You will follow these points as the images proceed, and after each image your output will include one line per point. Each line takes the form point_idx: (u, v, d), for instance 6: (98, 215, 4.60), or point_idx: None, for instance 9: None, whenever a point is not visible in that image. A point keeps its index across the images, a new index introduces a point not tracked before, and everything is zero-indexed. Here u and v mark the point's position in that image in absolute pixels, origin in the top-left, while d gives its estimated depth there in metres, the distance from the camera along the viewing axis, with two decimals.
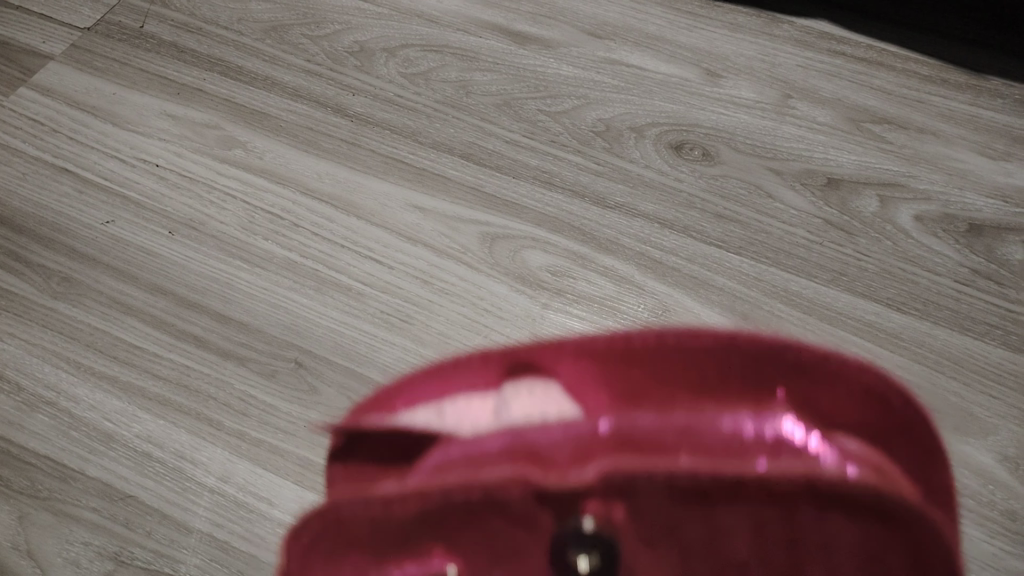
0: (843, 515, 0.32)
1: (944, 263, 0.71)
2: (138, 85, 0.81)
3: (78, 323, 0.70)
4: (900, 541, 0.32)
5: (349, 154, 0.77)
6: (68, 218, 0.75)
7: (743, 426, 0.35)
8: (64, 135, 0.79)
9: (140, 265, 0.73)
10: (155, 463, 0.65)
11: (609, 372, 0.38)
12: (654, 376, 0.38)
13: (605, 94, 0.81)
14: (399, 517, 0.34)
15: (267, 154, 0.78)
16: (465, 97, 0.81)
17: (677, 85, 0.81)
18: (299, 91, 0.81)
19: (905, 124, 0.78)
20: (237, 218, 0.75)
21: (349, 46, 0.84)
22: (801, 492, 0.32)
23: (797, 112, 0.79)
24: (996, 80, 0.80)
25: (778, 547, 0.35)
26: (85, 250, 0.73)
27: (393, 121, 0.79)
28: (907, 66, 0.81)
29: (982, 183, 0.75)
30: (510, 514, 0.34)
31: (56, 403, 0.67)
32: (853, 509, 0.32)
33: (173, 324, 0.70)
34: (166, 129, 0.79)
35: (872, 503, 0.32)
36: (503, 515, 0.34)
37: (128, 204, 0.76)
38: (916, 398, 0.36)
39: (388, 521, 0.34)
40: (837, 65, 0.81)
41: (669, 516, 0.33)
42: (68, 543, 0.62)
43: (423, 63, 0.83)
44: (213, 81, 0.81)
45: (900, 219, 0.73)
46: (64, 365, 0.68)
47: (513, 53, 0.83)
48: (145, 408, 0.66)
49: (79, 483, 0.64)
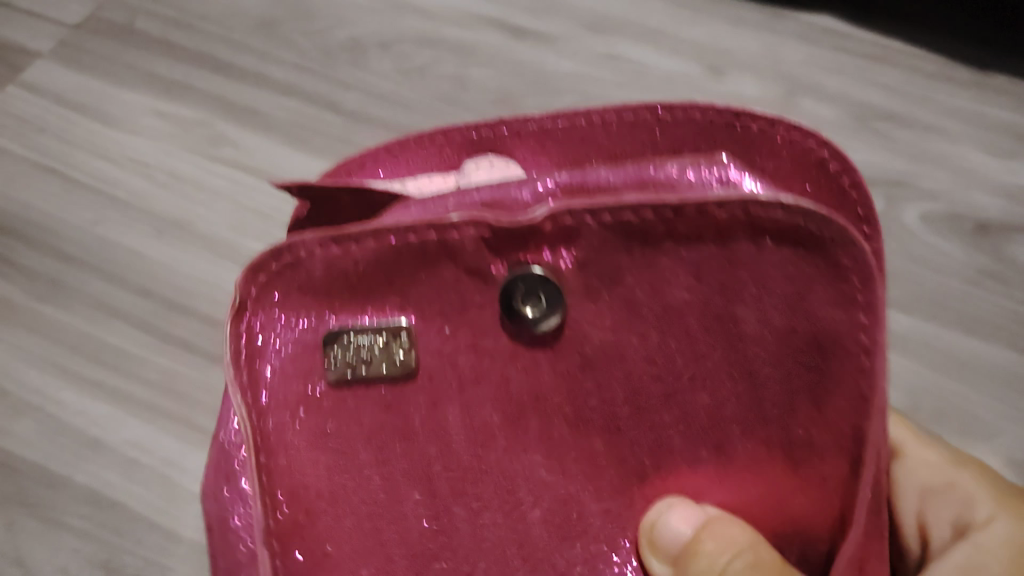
0: (776, 247, 0.31)
1: (951, 263, 0.69)
2: (127, 83, 0.80)
3: (65, 326, 0.68)
4: (830, 298, 0.31)
5: (342, 153, 0.76)
6: (55, 218, 0.73)
7: (684, 175, 0.35)
8: (52, 134, 0.77)
9: (128, 266, 0.71)
10: (144, 469, 0.63)
11: (569, 141, 0.41)
12: (612, 146, 0.40)
13: (604, 91, 0.79)
14: (359, 255, 0.32)
15: (259, 153, 0.76)
16: (461, 94, 0.79)
17: (678, 82, 0.79)
18: (291, 89, 0.79)
19: (910, 121, 0.76)
20: (227, 219, 0.73)
21: (342, 43, 0.82)
22: (737, 219, 0.30)
23: (800, 110, 0.77)
24: (1003, 77, 0.78)
25: (716, 311, 0.32)
26: (73, 252, 0.72)
27: (386, 119, 0.78)
28: (912, 62, 0.79)
29: (989, 182, 0.73)
30: (459, 260, 0.32)
31: (41, 408, 0.65)
32: (789, 241, 0.31)
33: (161, 327, 0.68)
34: (155, 127, 0.77)
35: (807, 237, 0.30)
36: (453, 261, 0.32)
37: (116, 204, 0.74)
38: (849, 161, 0.34)
39: (347, 260, 0.32)
40: (842, 61, 0.79)
41: (612, 260, 0.32)
42: (56, 551, 0.60)
43: (417, 60, 0.81)
44: (203, 78, 0.80)
45: (906, 219, 0.71)
46: (50, 369, 0.67)
47: (511, 49, 0.81)
48: (133, 413, 0.65)
49: (65, 490, 0.62)
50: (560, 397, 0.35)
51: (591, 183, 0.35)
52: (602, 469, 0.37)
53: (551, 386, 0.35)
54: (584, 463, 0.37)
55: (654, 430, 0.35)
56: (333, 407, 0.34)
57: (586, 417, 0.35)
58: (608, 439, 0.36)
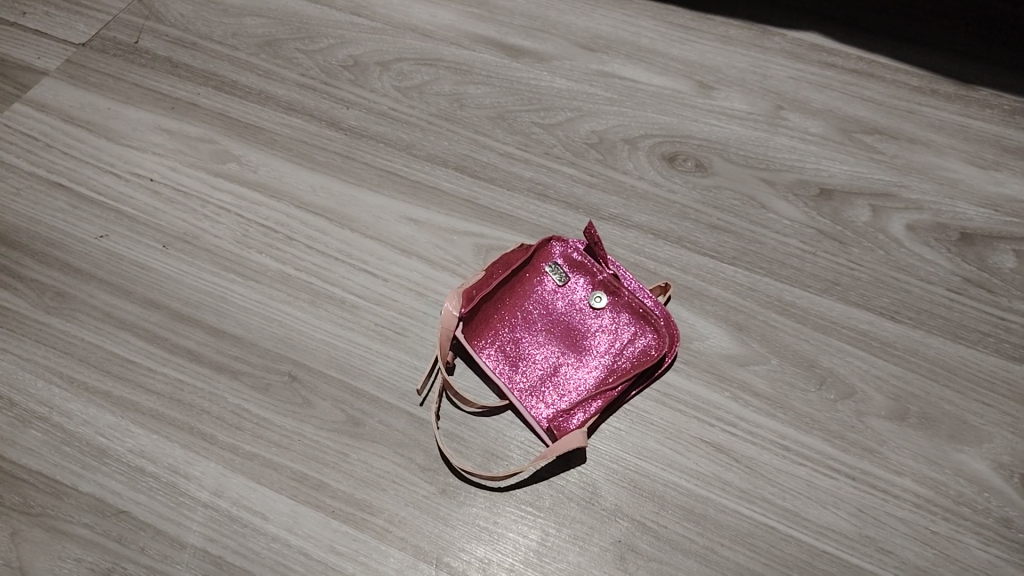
0: (649, 350, 0.65)
1: (936, 271, 0.71)
2: (133, 101, 0.82)
3: (71, 338, 0.70)
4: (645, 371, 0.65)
5: (344, 168, 0.77)
6: (62, 233, 0.75)
7: (648, 339, 0.66)
8: (59, 152, 0.79)
9: (133, 279, 0.73)
10: (148, 478, 0.64)
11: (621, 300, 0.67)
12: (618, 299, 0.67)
13: (598, 106, 0.81)
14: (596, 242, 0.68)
15: (261, 167, 0.78)
16: (458, 110, 0.80)
17: (669, 98, 0.81)
18: (294, 107, 0.81)
19: (896, 134, 0.78)
20: (230, 232, 0.75)
21: (343, 61, 0.84)
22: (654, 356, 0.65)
23: (787, 122, 0.79)
24: (985, 90, 0.80)
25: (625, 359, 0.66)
26: (78, 265, 0.73)
27: (386, 134, 0.79)
28: (897, 77, 0.81)
29: (973, 193, 0.75)
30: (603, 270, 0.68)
31: (47, 419, 0.67)
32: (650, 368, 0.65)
33: (165, 339, 0.70)
34: (161, 143, 0.80)
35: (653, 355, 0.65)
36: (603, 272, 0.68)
37: (121, 218, 0.76)
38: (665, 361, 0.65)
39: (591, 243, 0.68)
40: (828, 76, 0.82)
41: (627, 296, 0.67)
42: (62, 559, 0.62)
43: (417, 77, 0.83)
44: (207, 96, 0.82)
45: (892, 228, 0.73)
46: (56, 380, 0.68)
47: (505, 66, 0.83)
48: (138, 422, 0.66)
49: (71, 498, 0.64)
50: (557, 309, 0.68)
51: (608, 307, 0.67)
52: (571, 412, 0.64)
53: (569, 304, 0.68)
54: (575, 330, 0.67)
55: (584, 323, 0.67)
56: (545, 310, 0.68)
57: (592, 326, 0.67)
58: (579, 314, 0.67)
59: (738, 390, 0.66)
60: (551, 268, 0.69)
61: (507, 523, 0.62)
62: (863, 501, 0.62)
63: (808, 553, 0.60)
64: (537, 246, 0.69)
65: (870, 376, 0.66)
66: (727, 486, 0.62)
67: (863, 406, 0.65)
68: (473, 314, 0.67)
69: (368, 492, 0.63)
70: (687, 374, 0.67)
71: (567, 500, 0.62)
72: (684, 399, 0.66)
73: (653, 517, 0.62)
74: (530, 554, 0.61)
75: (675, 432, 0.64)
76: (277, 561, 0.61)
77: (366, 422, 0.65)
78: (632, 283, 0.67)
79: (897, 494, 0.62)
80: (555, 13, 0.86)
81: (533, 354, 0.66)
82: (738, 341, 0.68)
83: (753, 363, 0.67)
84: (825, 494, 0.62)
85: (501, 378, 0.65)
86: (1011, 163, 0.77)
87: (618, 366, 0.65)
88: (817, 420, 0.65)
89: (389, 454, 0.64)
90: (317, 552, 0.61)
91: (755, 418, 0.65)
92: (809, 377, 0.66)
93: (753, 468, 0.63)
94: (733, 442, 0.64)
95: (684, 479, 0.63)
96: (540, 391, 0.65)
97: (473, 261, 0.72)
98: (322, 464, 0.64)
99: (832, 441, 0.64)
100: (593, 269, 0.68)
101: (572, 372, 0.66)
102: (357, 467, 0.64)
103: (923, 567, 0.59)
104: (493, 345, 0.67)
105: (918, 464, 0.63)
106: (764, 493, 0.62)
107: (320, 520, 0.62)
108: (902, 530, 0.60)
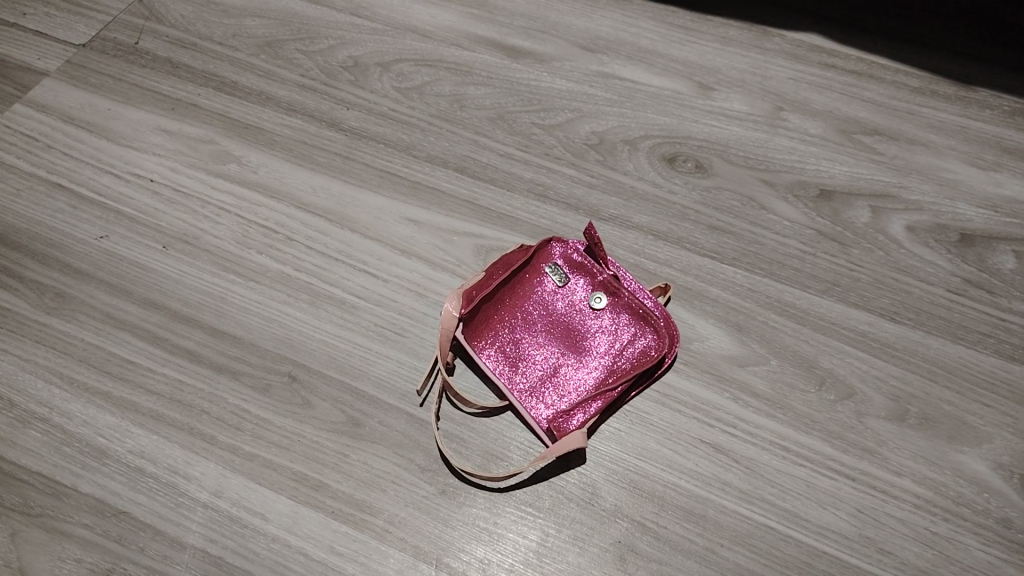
0: (649, 351, 0.65)
1: (936, 272, 0.71)
2: (133, 102, 0.82)
3: (71, 338, 0.70)
4: None
5: (344, 169, 0.78)
6: (62, 233, 0.75)
7: (648, 339, 0.66)
8: (60, 152, 0.79)
9: (134, 279, 0.73)
10: (148, 478, 0.64)
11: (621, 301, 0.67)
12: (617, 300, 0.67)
13: (598, 107, 0.81)
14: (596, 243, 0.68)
15: (261, 168, 0.78)
16: (459, 111, 0.81)
17: (669, 98, 0.81)
18: (294, 107, 0.81)
19: (895, 135, 0.78)
20: (231, 233, 0.75)
21: (344, 62, 0.84)
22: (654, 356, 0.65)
23: (787, 123, 0.79)
24: (985, 91, 0.80)
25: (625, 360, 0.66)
26: (78, 265, 0.73)
27: (386, 134, 0.79)
28: (897, 78, 0.81)
29: (973, 194, 0.75)
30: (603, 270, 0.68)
31: (47, 419, 0.67)
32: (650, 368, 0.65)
33: (165, 339, 0.70)
34: (161, 144, 0.80)
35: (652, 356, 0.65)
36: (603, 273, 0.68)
37: (122, 219, 0.76)
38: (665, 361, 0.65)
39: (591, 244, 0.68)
40: (828, 77, 0.82)
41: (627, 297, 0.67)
42: (62, 560, 0.62)
43: (417, 78, 0.83)
44: (207, 97, 0.82)
45: (892, 229, 0.73)
46: (56, 380, 0.68)
47: (506, 67, 0.83)
48: (138, 423, 0.66)
49: (71, 498, 0.64)
50: (556, 309, 0.68)
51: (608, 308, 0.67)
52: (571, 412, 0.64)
53: (569, 305, 0.68)
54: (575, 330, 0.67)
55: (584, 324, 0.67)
56: (545, 311, 0.68)
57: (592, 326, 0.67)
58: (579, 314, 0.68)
59: (738, 391, 0.66)
60: (551, 268, 0.69)
61: (507, 523, 0.62)
62: (863, 501, 0.62)
63: (807, 553, 0.60)
64: (537, 246, 0.69)
65: (870, 377, 0.66)
66: (727, 486, 0.62)
67: (862, 407, 0.65)
68: (473, 315, 0.67)
69: (368, 493, 0.63)
70: (687, 374, 0.67)
71: (568, 501, 0.63)
72: (684, 400, 0.66)
73: (652, 517, 0.62)
74: (530, 555, 0.61)
75: (675, 433, 0.64)
76: (277, 562, 0.61)
77: (366, 422, 0.65)
78: (632, 284, 0.67)
79: (897, 495, 0.62)
80: (555, 14, 0.87)
81: (533, 354, 0.66)
82: (738, 341, 0.68)
83: (753, 364, 0.67)
84: (825, 495, 0.62)
85: (501, 378, 0.65)
86: (1011, 163, 0.77)
87: (618, 367, 0.65)
88: (817, 421, 0.65)
89: (389, 454, 0.64)
90: (316, 553, 0.61)
91: (755, 418, 0.65)
92: (809, 378, 0.66)
93: (753, 468, 0.63)
94: (733, 442, 0.64)
95: (684, 480, 0.63)
96: (539, 391, 0.65)
97: (473, 261, 0.72)
98: (322, 465, 0.64)
99: (832, 441, 0.64)
100: (593, 270, 0.68)
101: (571, 373, 0.66)
102: (357, 468, 0.64)
103: (923, 568, 0.59)
104: (493, 346, 0.67)
105: (918, 465, 0.63)
106: (764, 494, 0.62)
107: (320, 520, 0.62)
108: (902, 531, 0.60)
